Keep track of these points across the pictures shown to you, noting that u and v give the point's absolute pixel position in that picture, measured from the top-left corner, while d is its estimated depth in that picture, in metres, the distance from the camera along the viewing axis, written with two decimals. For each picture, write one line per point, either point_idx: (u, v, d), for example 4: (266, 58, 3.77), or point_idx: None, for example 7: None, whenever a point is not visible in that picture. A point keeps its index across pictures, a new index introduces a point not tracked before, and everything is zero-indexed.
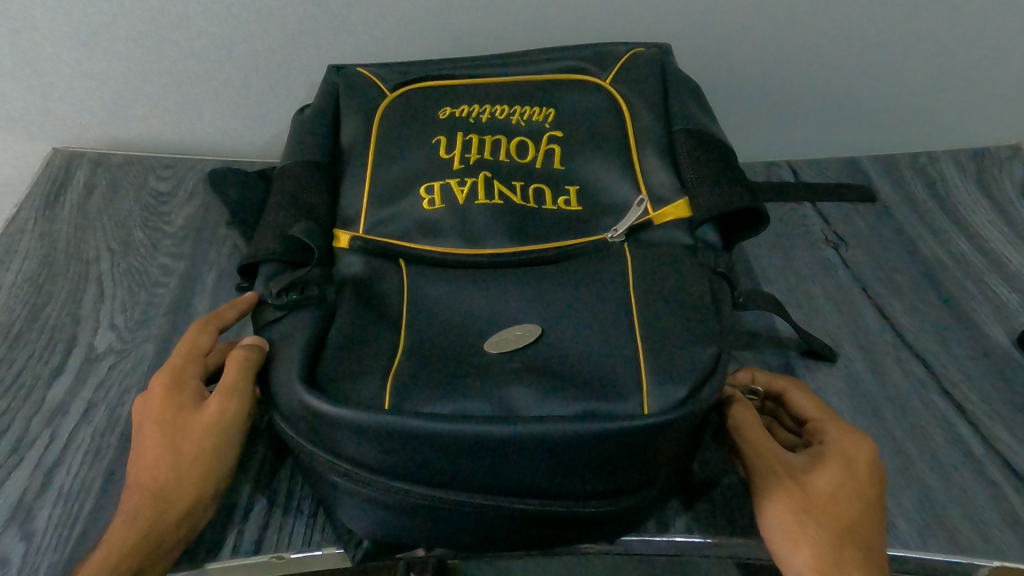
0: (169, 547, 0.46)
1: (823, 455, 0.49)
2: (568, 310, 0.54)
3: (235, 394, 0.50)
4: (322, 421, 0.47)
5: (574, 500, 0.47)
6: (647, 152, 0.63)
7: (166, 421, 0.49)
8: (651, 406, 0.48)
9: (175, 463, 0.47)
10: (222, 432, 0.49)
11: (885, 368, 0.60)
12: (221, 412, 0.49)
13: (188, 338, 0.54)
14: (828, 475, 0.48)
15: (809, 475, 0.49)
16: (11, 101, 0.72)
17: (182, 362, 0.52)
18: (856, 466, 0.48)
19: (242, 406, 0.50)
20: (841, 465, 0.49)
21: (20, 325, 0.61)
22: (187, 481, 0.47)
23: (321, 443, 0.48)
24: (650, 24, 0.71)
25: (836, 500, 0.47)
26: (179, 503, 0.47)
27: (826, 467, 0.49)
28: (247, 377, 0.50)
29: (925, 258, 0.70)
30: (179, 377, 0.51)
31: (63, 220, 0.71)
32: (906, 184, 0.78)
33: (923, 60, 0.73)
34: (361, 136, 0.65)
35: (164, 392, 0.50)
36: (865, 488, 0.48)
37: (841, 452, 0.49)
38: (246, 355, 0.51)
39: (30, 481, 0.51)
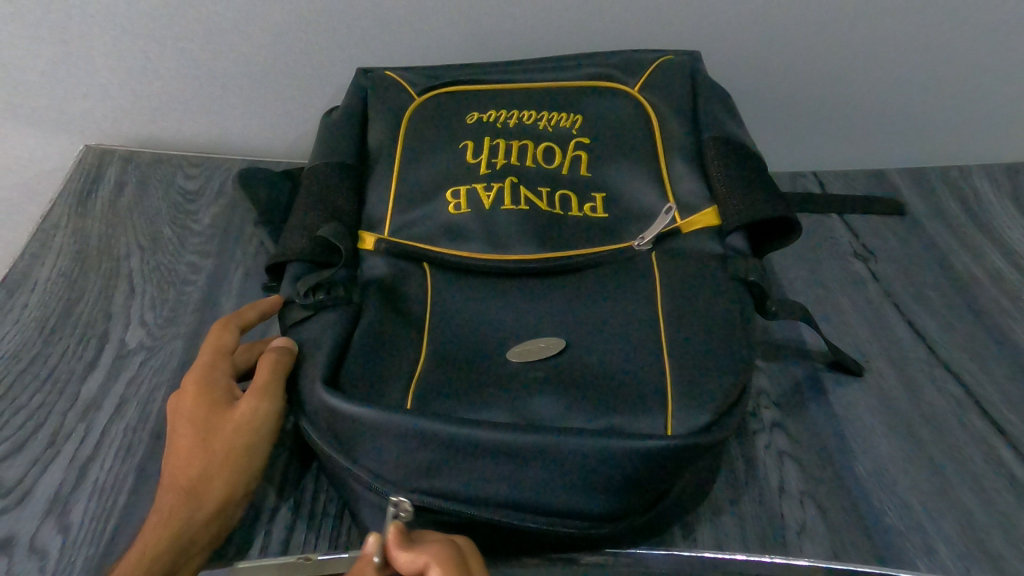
0: (200, 543, 0.47)
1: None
2: (597, 319, 0.54)
3: (266, 395, 0.50)
4: (343, 423, 0.48)
5: (588, 522, 0.46)
6: (675, 160, 0.63)
7: (199, 419, 0.49)
8: (676, 429, 0.47)
9: (208, 462, 0.48)
10: (252, 432, 0.49)
11: (919, 385, 0.59)
12: (252, 413, 0.49)
13: (211, 339, 0.54)
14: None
15: None
16: (46, 99, 0.73)
17: (213, 361, 0.52)
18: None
19: (273, 407, 0.50)
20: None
21: (54, 319, 0.63)
22: (217, 478, 0.48)
23: (341, 445, 0.48)
24: (679, 31, 0.71)
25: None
26: (211, 500, 0.47)
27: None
28: (280, 378, 0.51)
29: (959, 274, 0.68)
30: (210, 377, 0.51)
31: (94, 217, 0.72)
32: (937, 197, 0.76)
33: (953, 71, 0.72)
34: (388, 139, 0.65)
35: (197, 391, 0.50)
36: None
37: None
38: (277, 357, 0.51)
39: (66, 474, 0.52)
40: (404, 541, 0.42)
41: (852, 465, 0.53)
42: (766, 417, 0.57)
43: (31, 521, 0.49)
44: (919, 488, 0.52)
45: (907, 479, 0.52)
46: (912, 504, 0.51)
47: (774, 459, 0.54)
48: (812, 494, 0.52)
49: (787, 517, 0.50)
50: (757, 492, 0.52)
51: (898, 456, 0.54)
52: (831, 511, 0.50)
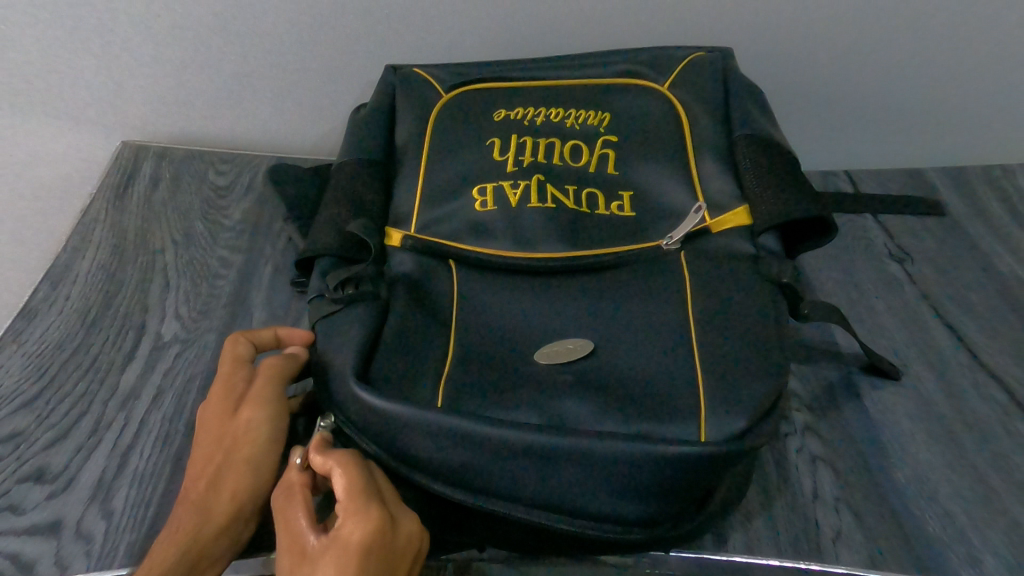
0: (211, 557, 0.47)
1: (338, 551, 0.40)
2: (626, 318, 0.54)
3: (261, 404, 0.50)
4: (375, 417, 0.48)
5: (621, 526, 0.46)
6: (706, 158, 0.62)
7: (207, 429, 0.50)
8: (709, 435, 0.46)
9: (214, 474, 0.48)
10: (252, 442, 0.49)
11: (961, 392, 0.57)
12: (248, 423, 0.49)
13: (225, 352, 0.53)
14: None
15: (354, 517, 0.41)
16: (86, 97, 0.75)
17: (230, 373, 0.52)
18: (393, 544, 0.42)
19: (269, 416, 0.50)
20: (356, 563, 0.40)
21: (94, 311, 0.65)
22: (226, 488, 0.48)
23: (372, 437, 0.49)
24: (710, 26, 0.69)
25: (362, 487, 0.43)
26: (220, 510, 0.48)
27: (335, 562, 0.40)
28: (274, 386, 0.51)
29: (1003, 277, 0.66)
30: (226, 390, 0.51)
31: (130, 211, 0.74)
32: (978, 196, 0.74)
33: (996, 66, 0.70)
34: (415, 136, 0.66)
35: (215, 406, 0.50)
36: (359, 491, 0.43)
37: (366, 541, 0.40)
38: (275, 367, 0.52)
39: (109, 462, 0.53)
40: (324, 447, 0.49)
41: (889, 472, 0.52)
42: (797, 420, 0.56)
43: (77, 505, 0.50)
44: (962, 498, 0.50)
45: (949, 488, 0.51)
46: (955, 514, 0.49)
47: (807, 464, 0.53)
48: (847, 501, 0.50)
49: (822, 524, 0.49)
50: (790, 497, 0.51)
51: (940, 464, 0.52)
52: (867, 518, 0.49)
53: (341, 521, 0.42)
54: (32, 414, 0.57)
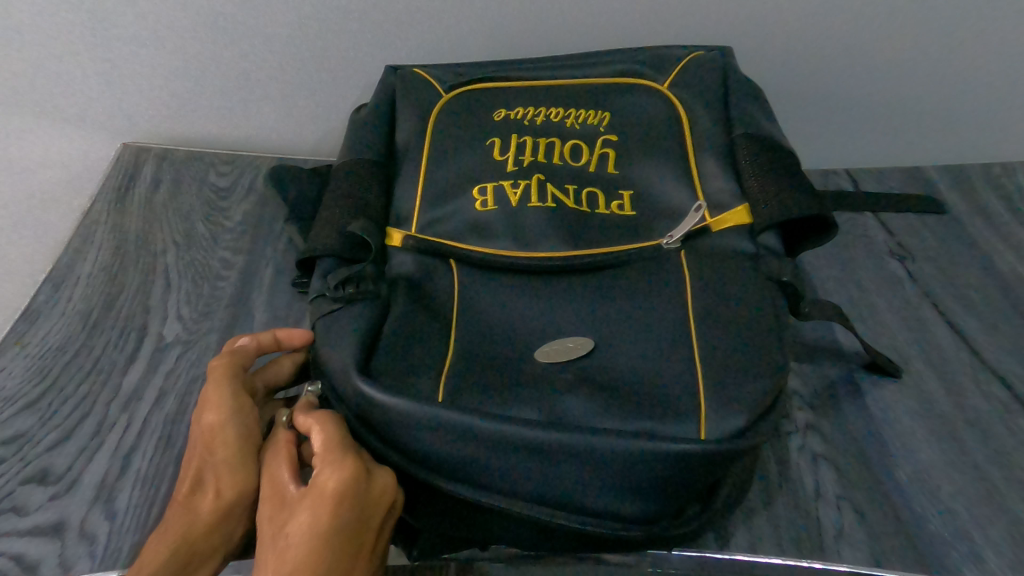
0: (204, 557, 0.46)
1: (314, 496, 0.43)
2: (627, 317, 0.54)
3: (219, 407, 0.48)
4: (375, 411, 0.48)
5: (621, 522, 0.46)
6: (706, 157, 0.62)
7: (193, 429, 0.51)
8: (709, 432, 0.46)
9: (195, 476, 0.48)
10: (220, 444, 0.47)
11: (962, 389, 0.57)
12: (210, 426, 0.48)
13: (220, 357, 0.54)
14: (313, 521, 0.42)
15: (328, 470, 0.44)
16: (86, 99, 0.75)
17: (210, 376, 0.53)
18: (367, 493, 0.44)
19: (229, 418, 0.48)
20: (331, 505, 0.43)
21: (96, 313, 0.65)
22: (209, 483, 0.47)
23: (372, 431, 0.49)
24: (709, 26, 0.69)
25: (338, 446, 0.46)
26: (205, 508, 0.46)
27: (312, 507, 0.43)
28: (228, 388, 0.49)
29: (1004, 275, 0.66)
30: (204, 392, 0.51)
31: (132, 213, 0.75)
32: (979, 194, 0.74)
33: (995, 64, 0.70)
34: (415, 136, 0.66)
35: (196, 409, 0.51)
36: (334, 449, 0.45)
37: (341, 487, 0.43)
38: (227, 364, 0.51)
39: (111, 463, 0.53)
40: (308, 408, 0.51)
41: (891, 469, 0.52)
42: (799, 419, 0.56)
43: (80, 506, 0.51)
44: (964, 495, 0.50)
45: (951, 485, 0.51)
46: (957, 511, 0.49)
47: (809, 462, 0.53)
48: (849, 499, 0.51)
49: (824, 522, 0.49)
50: (792, 495, 0.51)
51: (941, 461, 0.52)
52: (869, 515, 0.49)
53: (317, 474, 0.44)
54: (35, 416, 0.57)
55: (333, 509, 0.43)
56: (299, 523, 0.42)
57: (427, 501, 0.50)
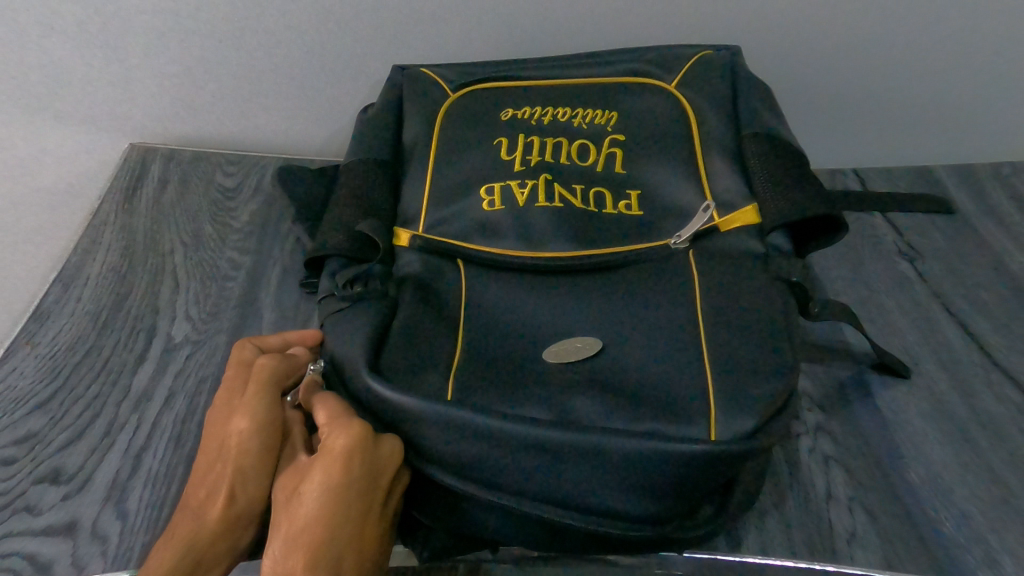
0: (214, 560, 0.46)
1: (322, 459, 0.45)
2: (636, 318, 0.53)
3: (251, 407, 0.48)
4: (386, 407, 0.48)
5: (631, 522, 0.46)
6: (714, 156, 0.61)
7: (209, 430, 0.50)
8: (719, 435, 0.46)
9: (211, 477, 0.47)
10: (244, 446, 0.47)
11: (973, 390, 0.57)
12: (240, 427, 0.48)
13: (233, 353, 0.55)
14: (323, 482, 0.44)
15: (334, 434, 0.45)
16: (94, 100, 0.76)
17: (231, 374, 0.53)
18: (373, 455, 0.45)
19: (259, 419, 0.48)
20: (341, 466, 0.44)
21: (105, 313, 0.65)
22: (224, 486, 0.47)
23: (383, 426, 0.50)
24: (717, 25, 0.69)
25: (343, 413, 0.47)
26: (219, 511, 0.46)
27: (321, 469, 0.44)
28: (267, 389, 0.50)
29: (1014, 275, 0.65)
30: (228, 389, 0.52)
31: (139, 214, 0.75)
32: (989, 194, 0.73)
33: (1005, 62, 0.69)
34: (422, 136, 0.66)
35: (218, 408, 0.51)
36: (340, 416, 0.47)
37: (347, 448, 0.45)
38: (272, 367, 0.51)
39: (123, 462, 0.54)
40: (313, 387, 0.53)
41: (902, 471, 0.52)
42: (809, 420, 0.56)
43: (91, 506, 0.51)
44: (976, 497, 0.50)
45: (964, 488, 0.51)
46: (970, 513, 0.49)
47: (819, 464, 0.53)
48: (860, 501, 0.50)
49: (835, 524, 0.49)
50: (803, 497, 0.51)
51: (953, 463, 0.52)
52: (881, 518, 0.49)
53: (325, 438, 0.46)
54: (46, 416, 0.57)
55: (341, 472, 0.44)
56: (310, 485, 0.45)
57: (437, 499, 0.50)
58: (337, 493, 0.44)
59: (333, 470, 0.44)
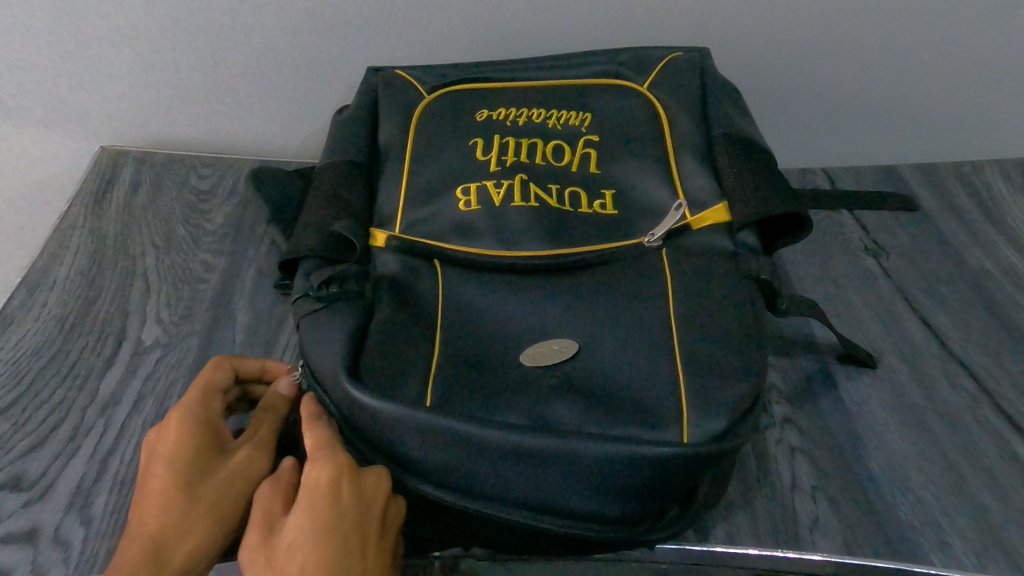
0: None
1: (308, 497, 0.44)
2: (607, 315, 0.54)
3: (265, 446, 0.51)
4: (363, 414, 0.48)
5: (604, 526, 0.47)
6: (686, 156, 0.63)
7: (181, 461, 0.47)
8: (691, 438, 0.47)
9: (187, 512, 0.45)
10: (249, 482, 0.48)
11: (932, 381, 0.59)
12: (249, 463, 0.49)
13: (204, 373, 0.53)
14: (313, 520, 0.44)
15: (316, 471, 0.45)
16: (61, 101, 0.74)
17: (203, 398, 0.51)
18: (361, 484, 0.45)
19: (267, 461, 0.51)
20: (327, 500, 0.44)
21: (73, 317, 0.64)
22: (198, 530, 0.45)
23: (360, 433, 0.50)
24: (687, 28, 0.71)
25: (321, 447, 0.47)
26: (184, 555, 0.44)
27: (309, 507, 0.44)
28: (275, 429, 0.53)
29: (971, 269, 0.68)
30: (208, 416, 0.50)
31: (110, 217, 0.74)
32: (948, 191, 0.76)
33: (960, 65, 0.72)
34: (398, 137, 0.66)
35: (196, 435, 0.48)
36: (319, 451, 0.47)
37: (332, 480, 0.45)
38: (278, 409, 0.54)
39: (88, 467, 0.53)
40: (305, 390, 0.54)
41: (865, 460, 0.53)
42: (777, 413, 0.57)
43: (54, 512, 0.50)
44: (932, 484, 0.51)
45: (922, 475, 0.52)
46: (926, 499, 0.51)
47: (786, 455, 0.54)
48: (824, 490, 0.52)
49: (799, 512, 0.50)
50: (770, 488, 0.52)
51: (912, 451, 0.54)
52: (843, 507, 0.50)
53: (308, 475, 0.45)
54: (8, 422, 0.56)
55: (329, 508, 0.44)
56: (299, 528, 0.44)
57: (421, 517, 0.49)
58: (330, 530, 0.43)
59: (321, 506, 0.44)
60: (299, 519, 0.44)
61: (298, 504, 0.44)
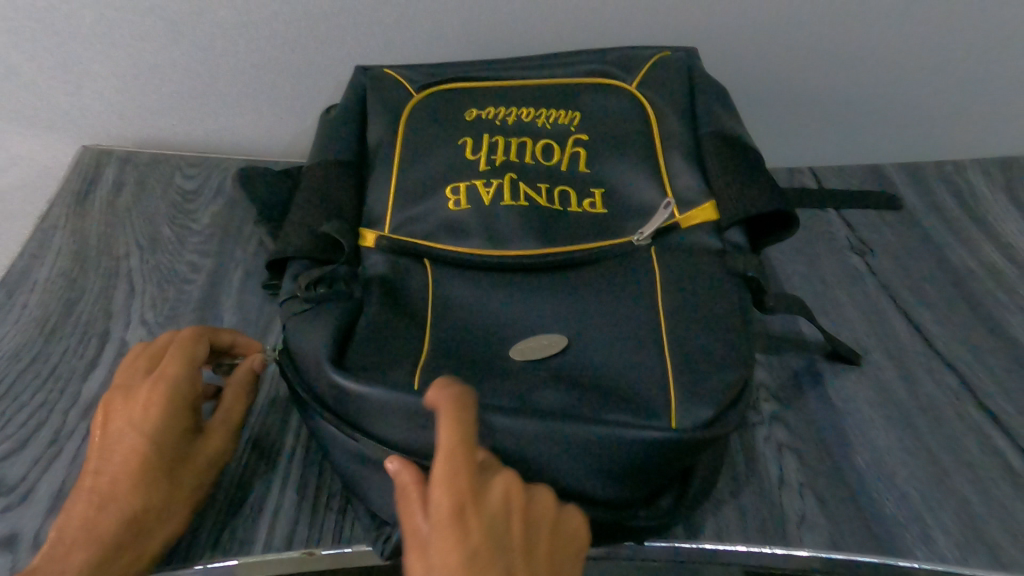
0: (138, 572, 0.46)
1: (450, 528, 0.36)
2: (596, 313, 0.54)
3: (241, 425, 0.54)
4: (347, 398, 0.48)
5: (591, 505, 0.47)
6: (674, 155, 0.63)
7: (169, 441, 0.48)
8: (680, 422, 0.47)
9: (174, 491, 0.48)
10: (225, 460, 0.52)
11: (917, 377, 0.60)
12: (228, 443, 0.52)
13: (183, 348, 0.51)
14: (461, 555, 0.36)
15: (454, 494, 0.37)
16: (43, 99, 0.73)
17: (187, 376, 0.50)
18: (497, 503, 0.39)
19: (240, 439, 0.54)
20: (474, 527, 0.37)
21: (55, 319, 0.63)
22: (184, 506, 0.48)
23: (343, 420, 0.49)
24: (676, 28, 0.71)
25: (452, 464, 0.38)
26: (170, 527, 0.47)
27: (453, 541, 0.36)
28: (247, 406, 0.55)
29: (955, 267, 0.69)
30: (191, 396, 0.50)
31: (93, 217, 0.72)
32: (932, 191, 0.77)
33: (942, 66, 0.73)
34: (387, 136, 0.65)
35: (181, 416, 0.49)
36: (450, 469, 0.37)
37: (469, 504, 0.37)
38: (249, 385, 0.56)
39: (69, 472, 0.52)
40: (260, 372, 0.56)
41: (850, 456, 0.54)
42: (765, 410, 0.58)
43: (34, 517, 0.49)
44: (916, 479, 0.52)
45: (906, 470, 0.53)
46: (910, 494, 0.51)
47: (774, 451, 0.55)
48: (811, 486, 0.52)
49: (787, 508, 0.51)
50: (758, 484, 0.52)
51: (897, 447, 0.54)
52: (829, 502, 0.51)
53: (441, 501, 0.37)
54: None
55: (475, 539, 0.36)
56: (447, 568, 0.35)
57: (570, 538, 0.42)
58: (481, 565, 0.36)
59: (468, 536, 0.36)
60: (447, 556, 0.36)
61: (439, 538, 0.36)
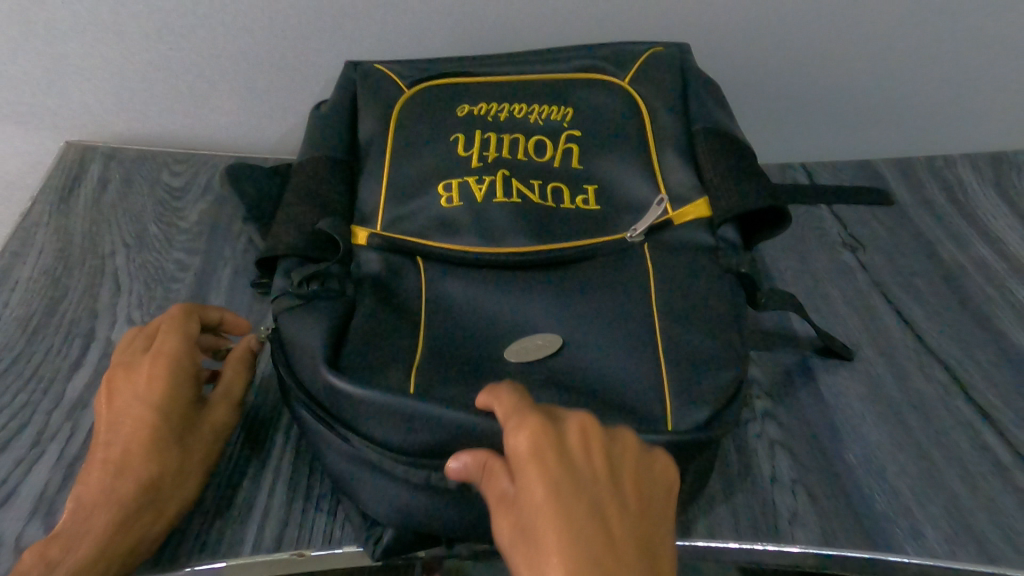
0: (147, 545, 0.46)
1: (528, 467, 0.37)
2: (589, 310, 0.54)
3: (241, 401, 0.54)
4: (342, 402, 0.48)
5: None
6: (667, 151, 0.63)
7: (174, 411, 0.49)
8: (675, 423, 0.48)
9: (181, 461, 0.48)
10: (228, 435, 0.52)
11: (908, 373, 0.60)
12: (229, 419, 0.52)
13: (179, 324, 0.52)
14: (546, 489, 0.36)
15: (523, 435, 0.38)
16: (25, 94, 0.71)
17: (185, 351, 0.51)
18: (571, 440, 0.39)
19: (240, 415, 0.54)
20: (550, 461, 0.37)
21: (38, 318, 0.61)
22: (192, 478, 0.49)
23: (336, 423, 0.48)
24: (668, 24, 0.71)
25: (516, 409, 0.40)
26: (178, 500, 0.48)
27: (534, 476, 0.37)
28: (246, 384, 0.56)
29: (945, 263, 0.69)
30: (190, 370, 0.51)
31: (77, 215, 0.71)
32: (923, 187, 0.77)
33: (933, 63, 0.73)
34: (378, 132, 0.65)
35: (182, 388, 0.50)
36: (515, 414, 0.40)
37: (539, 442, 0.38)
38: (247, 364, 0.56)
39: (53, 474, 0.51)
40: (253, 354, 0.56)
41: (842, 452, 0.54)
42: (758, 407, 0.58)
43: (16, 520, 0.48)
44: (907, 474, 0.52)
45: (897, 465, 0.53)
46: (900, 489, 0.52)
47: (766, 448, 0.55)
48: (803, 483, 0.52)
49: (778, 504, 0.51)
50: (750, 481, 0.52)
51: (888, 443, 0.55)
52: (821, 498, 0.51)
53: (513, 443, 0.39)
54: None
55: (553, 473, 0.37)
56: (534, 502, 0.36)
57: (663, 476, 0.41)
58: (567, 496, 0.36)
59: (546, 470, 0.37)
60: (530, 492, 0.37)
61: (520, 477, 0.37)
